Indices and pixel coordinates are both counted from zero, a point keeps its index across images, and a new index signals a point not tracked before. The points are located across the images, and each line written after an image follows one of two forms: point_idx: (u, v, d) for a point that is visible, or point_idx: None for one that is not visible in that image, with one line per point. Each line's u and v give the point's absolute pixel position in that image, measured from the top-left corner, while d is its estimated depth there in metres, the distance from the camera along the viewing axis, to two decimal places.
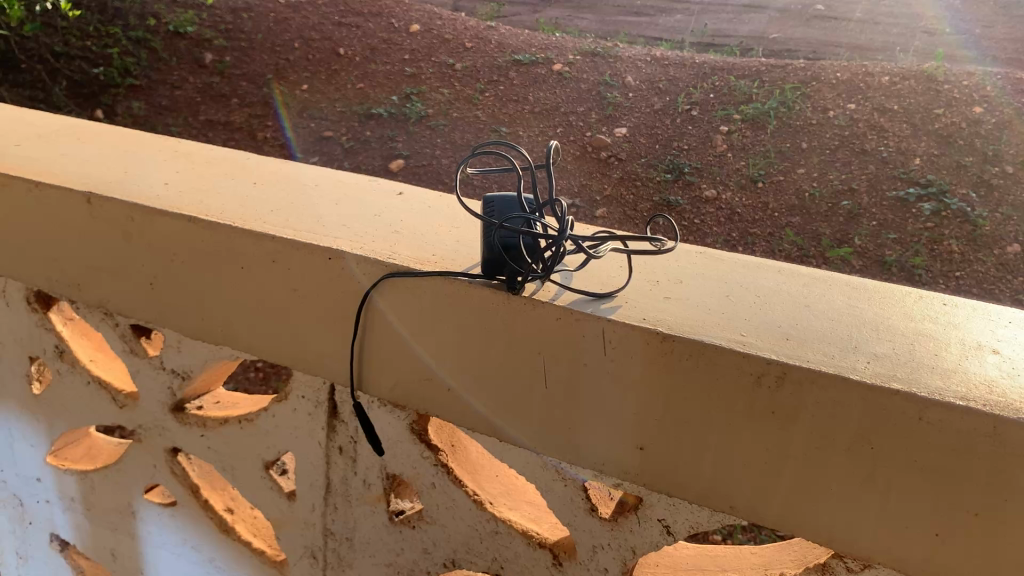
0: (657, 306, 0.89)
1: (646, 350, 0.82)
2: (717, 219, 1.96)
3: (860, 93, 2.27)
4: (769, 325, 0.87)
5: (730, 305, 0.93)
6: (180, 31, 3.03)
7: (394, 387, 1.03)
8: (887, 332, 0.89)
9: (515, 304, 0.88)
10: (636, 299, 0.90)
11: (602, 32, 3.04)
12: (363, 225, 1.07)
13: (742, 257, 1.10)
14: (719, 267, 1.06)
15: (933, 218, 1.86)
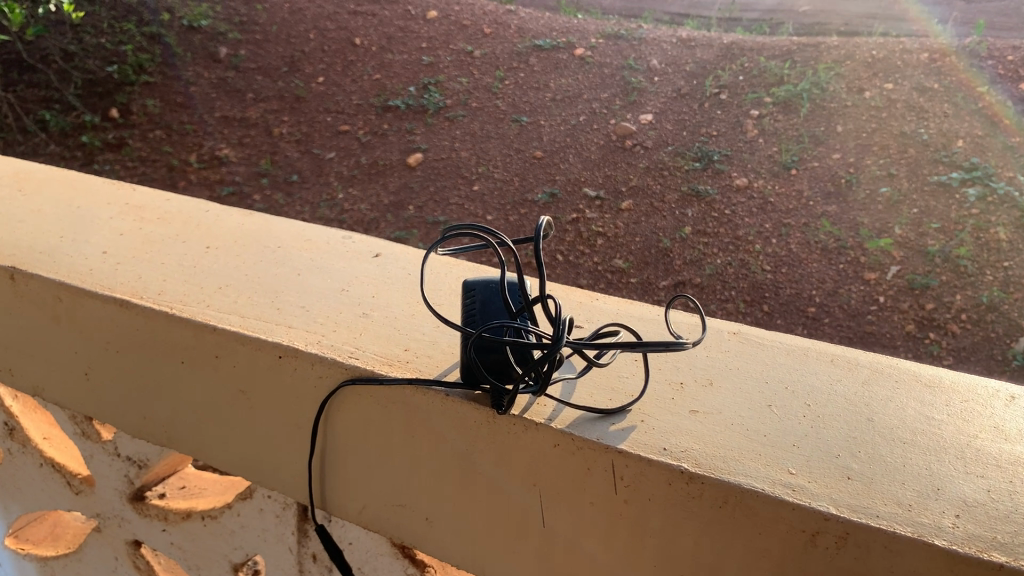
0: (694, 432, 1.24)
1: (672, 490, 1.16)
2: (748, 210, 1.88)
3: (897, 71, 2.16)
4: (820, 453, 1.21)
5: (780, 437, 1.24)
6: (194, 25, 2.96)
7: (367, 507, 1.51)
8: (934, 454, 1.23)
9: (497, 423, 1.27)
10: (667, 416, 1.29)
11: (626, 11, 2.93)
12: (350, 317, 1.56)
13: (783, 343, 1.50)
14: (761, 352, 1.46)
15: (978, 204, 1.75)
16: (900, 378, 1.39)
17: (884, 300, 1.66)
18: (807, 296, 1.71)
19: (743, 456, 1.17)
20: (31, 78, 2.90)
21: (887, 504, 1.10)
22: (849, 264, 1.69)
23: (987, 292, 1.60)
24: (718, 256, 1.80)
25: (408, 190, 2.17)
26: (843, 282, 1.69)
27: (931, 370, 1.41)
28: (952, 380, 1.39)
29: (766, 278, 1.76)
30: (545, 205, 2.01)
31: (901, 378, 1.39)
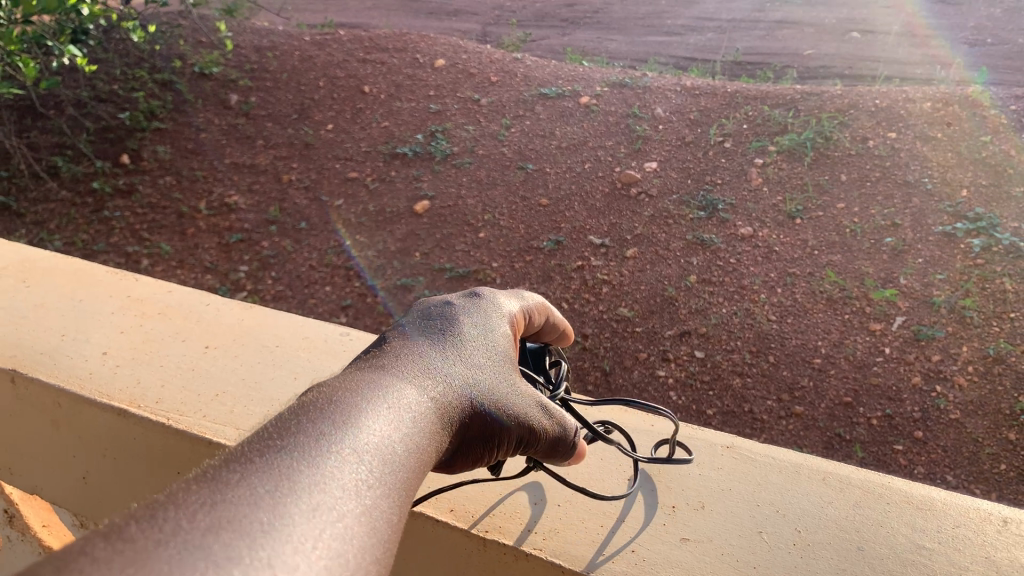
0: (678, 563, 0.85)
1: None
2: (754, 258, 1.89)
3: (900, 121, 2.17)
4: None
5: (773, 537, 0.89)
6: (206, 72, 3.03)
7: None
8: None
9: None
10: (647, 545, 0.86)
11: (630, 59, 2.92)
12: None
13: (779, 454, 1.03)
14: (750, 467, 1.00)
15: (983, 254, 1.79)
16: (896, 501, 0.94)
17: (890, 351, 1.64)
18: (813, 347, 1.68)
19: (728, 565, 0.85)
20: (41, 123, 2.91)
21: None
22: (854, 315, 1.73)
23: (993, 345, 1.61)
24: (722, 305, 1.80)
25: (414, 238, 2.15)
26: (847, 333, 1.70)
27: (931, 490, 0.96)
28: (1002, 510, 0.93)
29: (771, 328, 1.73)
30: (550, 252, 2.00)
31: (897, 497, 0.94)
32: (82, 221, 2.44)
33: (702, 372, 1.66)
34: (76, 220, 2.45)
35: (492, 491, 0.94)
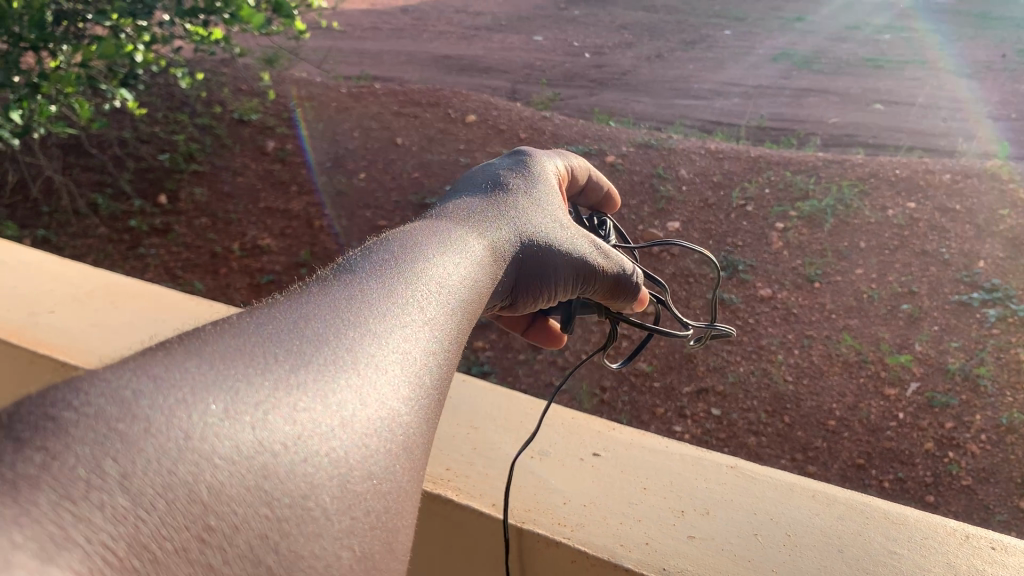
0: (685, 552, 1.05)
1: None
2: (772, 319, 1.95)
3: (920, 192, 2.20)
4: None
5: (765, 539, 1.09)
6: (244, 118, 3.18)
7: None
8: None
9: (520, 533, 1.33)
10: (661, 539, 1.07)
11: (656, 120, 2.97)
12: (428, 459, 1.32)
13: (779, 480, 1.23)
14: (751, 488, 1.21)
15: (999, 324, 1.80)
16: (872, 517, 1.13)
17: (903, 417, 1.68)
18: (827, 410, 1.73)
19: (727, 559, 1.05)
20: (86, 161, 3.04)
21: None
22: (869, 379, 1.77)
23: (1006, 414, 1.63)
24: (740, 364, 1.86)
25: None
26: (861, 397, 1.74)
27: (906, 510, 1.15)
28: (969, 528, 1.11)
29: (788, 389, 1.79)
30: None
31: (874, 517, 1.13)
32: (118, 257, 2.53)
33: (718, 429, 1.74)
34: (112, 256, 2.53)
35: (533, 495, 1.17)
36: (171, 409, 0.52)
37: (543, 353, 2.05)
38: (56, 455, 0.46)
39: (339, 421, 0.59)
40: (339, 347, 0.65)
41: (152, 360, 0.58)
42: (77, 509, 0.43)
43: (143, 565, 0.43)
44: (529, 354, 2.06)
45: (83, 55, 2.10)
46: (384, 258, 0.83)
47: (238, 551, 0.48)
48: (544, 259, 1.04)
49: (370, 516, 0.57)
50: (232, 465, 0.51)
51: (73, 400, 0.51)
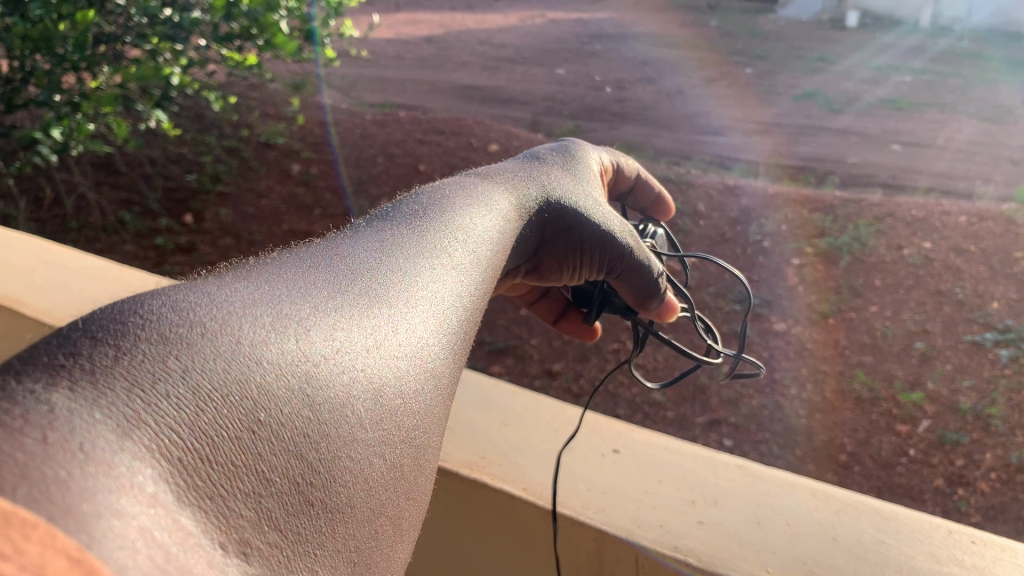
0: (693, 535, 1.14)
1: None
2: (787, 354, 1.97)
3: (935, 233, 2.22)
4: (791, 559, 1.11)
5: (766, 526, 1.16)
6: (271, 141, 3.27)
7: None
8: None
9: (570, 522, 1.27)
10: (672, 524, 1.16)
11: (675, 155, 2.98)
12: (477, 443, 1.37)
13: (779, 476, 1.29)
14: (755, 482, 1.26)
15: (1011, 365, 1.81)
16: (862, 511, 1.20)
17: (914, 453, 1.69)
18: (839, 445, 1.74)
19: (729, 543, 1.12)
20: (114, 180, 3.13)
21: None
22: (882, 416, 1.78)
23: (1017, 454, 1.65)
24: (754, 398, 1.89)
25: None
26: (873, 433, 1.76)
27: (896, 506, 1.22)
28: (954, 525, 1.18)
29: (800, 422, 1.81)
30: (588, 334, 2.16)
31: (867, 510, 1.20)
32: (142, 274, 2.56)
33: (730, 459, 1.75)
34: None
35: (556, 481, 1.25)
36: (226, 316, 0.55)
37: (558, 380, 2.08)
38: (123, 350, 0.48)
39: (384, 348, 0.61)
40: (383, 284, 0.68)
41: (204, 279, 0.61)
42: (142, 395, 0.45)
43: (197, 452, 0.45)
44: (544, 380, 2.09)
45: (122, 76, 2.18)
46: (422, 212, 0.85)
47: (283, 452, 0.50)
48: (602, 235, 1.01)
49: (406, 438, 0.59)
50: (280, 371, 0.53)
51: (134, 306, 0.53)
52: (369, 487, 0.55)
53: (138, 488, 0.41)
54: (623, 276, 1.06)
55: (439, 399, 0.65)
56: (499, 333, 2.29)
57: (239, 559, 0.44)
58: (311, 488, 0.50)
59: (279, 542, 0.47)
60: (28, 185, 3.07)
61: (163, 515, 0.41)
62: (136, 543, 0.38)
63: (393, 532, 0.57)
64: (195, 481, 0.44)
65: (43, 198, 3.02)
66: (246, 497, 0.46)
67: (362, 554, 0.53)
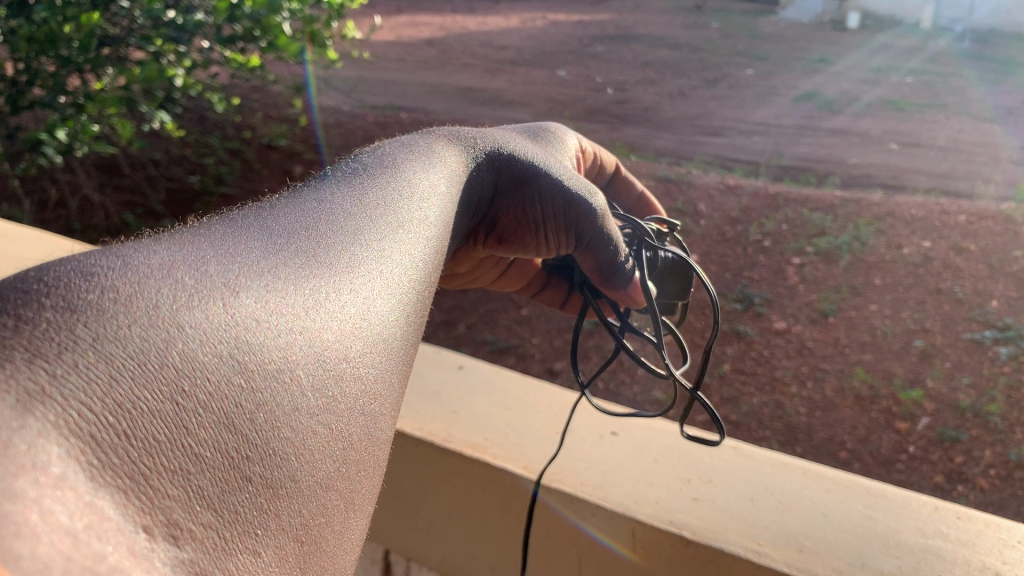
0: (690, 512, 1.30)
1: (674, 550, 1.25)
2: (787, 352, 2.03)
3: (937, 231, 2.04)
4: (785, 535, 1.26)
5: (758, 502, 1.34)
6: (273, 144, 3.36)
7: None
8: (895, 549, 1.25)
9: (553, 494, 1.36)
10: (671, 500, 1.33)
11: (677, 155, 3.00)
12: (482, 423, 1.57)
13: (772, 457, 1.48)
14: (750, 465, 1.45)
15: (1009, 363, 1.82)
16: (856, 490, 1.38)
17: (913, 450, 1.79)
18: (839, 442, 1.86)
19: (720, 515, 1.30)
20: (116, 180, 3.26)
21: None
22: (881, 413, 1.85)
23: (1016, 450, 1.71)
24: (754, 396, 1.99)
25: (461, 310, 2.45)
26: (874, 429, 1.84)
27: (886, 486, 1.39)
28: (941, 503, 1.34)
29: (801, 420, 1.92)
30: (589, 331, 2.20)
31: (856, 490, 1.38)
32: None
33: None
34: None
35: (559, 461, 1.44)
36: (142, 282, 0.58)
37: (560, 378, 2.11)
38: (25, 320, 0.50)
39: (317, 315, 0.66)
40: (315, 248, 0.72)
41: (127, 243, 0.64)
42: (50, 368, 0.48)
43: (114, 431, 0.49)
44: (546, 378, 2.12)
45: (126, 78, 2.20)
46: (347, 180, 0.89)
47: (212, 425, 0.54)
48: (558, 189, 1.18)
49: (344, 404, 0.65)
50: (204, 338, 0.57)
51: (45, 272, 0.56)
52: (308, 455, 0.60)
53: (42, 469, 0.43)
54: (584, 233, 1.22)
55: (380, 363, 0.71)
56: (501, 332, 2.31)
57: (167, 541, 0.48)
58: (243, 461, 0.55)
59: (212, 522, 0.51)
60: (32, 187, 3.15)
61: (71, 498, 0.43)
62: (39, 526, 0.41)
63: (341, 504, 0.63)
64: (113, 460, 0.48)
65: (49, 199, 3.11)
66: (170, 477, 0.50)
67: (307, 527, 0.59)
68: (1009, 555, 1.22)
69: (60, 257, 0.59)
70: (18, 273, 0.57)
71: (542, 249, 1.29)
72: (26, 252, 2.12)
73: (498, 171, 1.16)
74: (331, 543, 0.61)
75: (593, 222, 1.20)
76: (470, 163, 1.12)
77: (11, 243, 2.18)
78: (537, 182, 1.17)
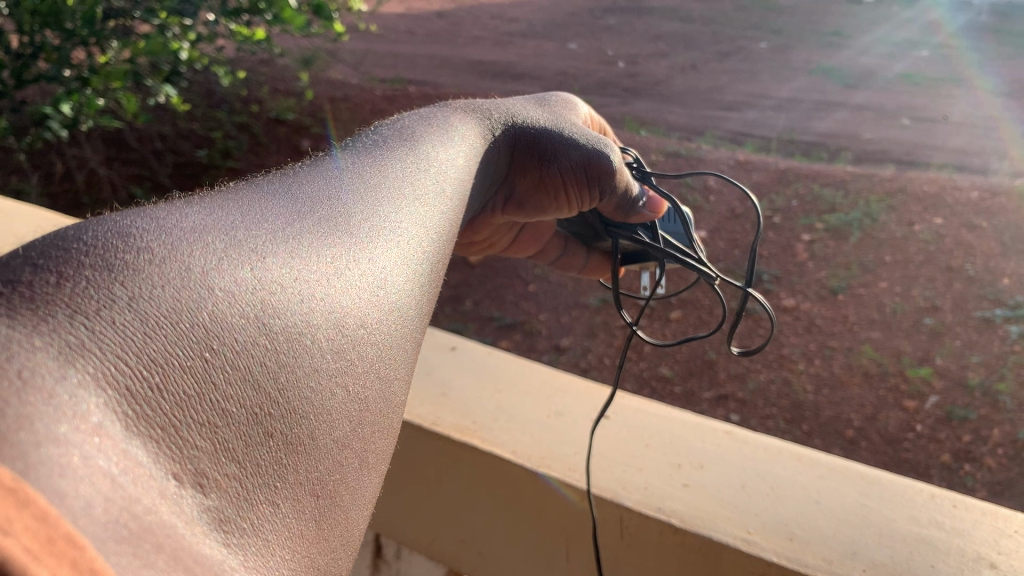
0: (678, 497, 1.30)
1: (660, 536, 1.25)
2: (795, 329, 2.01)
3: (947, 207, 2.10)
4: (776, 524, 1.25)
5: (750, 489, 1.33)
6: (281, 117, 3.37)
7: None
8: (887, 538, 1.24)
9: (541, 479, 1.36)
10: (660, 486, 1.33)
11: (687, 129, 2.84)
12: (473, 408, 1.57)
13: (766, 441, 1.47)
14: (743, 447, 1.45)
15: (1020, 341, 1.80)
16: (850, 476, 1.37)
17: (921, 429, 1.74)
18: (846, 420, 1.81)
19: (712, 500, 1.30)
20: (125, 154, 3.26)
21: (828, 566, 1.17)
22: (889, 392, 1.81)
23: None
24: (762, 372, 1.95)
25: (468, 287, 2.45)
26: (881, 408, 1.80)
27: (882, 472, 1.38)
28: (937, 490, 1.34)
29: (807, 398, 1.87)
30: (596, 308, 2.19)
31: (852, 476, 1.37)
32: None
33: None
34: None
35: (548, 446, 1.44)
36: (175, 249, 0.57)
37: (566, 356, 2.11)
38: (69, 278, 0.49)
39: (338, 285, 0.65)
40: (336, 217, 0.71)
41: (154, 209, 0.63)
42: (90, 324, 0.47)
43: (149, 383, 0.47)
44: (552, 356, 2.12)
45: (131, 51, 2.19)
46: (364, 154, 0.87)
47: (238, 383, 0.53)
48: (585, 157, 1.20)
49: (360, 368, 0.64)
50: (234, 302, 0.56)
51: (84, 232, 0.55)
52: (327, 415, 0.59)
53: (82, 417, 0.42)
54: (602, 187, 1.23)
55: (396, 330, 0.69)
56: (508, 309, 2.31)
57: (195, 488, 0.47)
58: (266, 417, 0.54)
59: (237, 474, 0.50)
60: (39, 161, 3.14)
61: (109, 446, 0.43)
62: (79, 470, 0.40)
63: (358, 464, 0.62)
64: (146, 410, 0.46)
65: (56, 173, 3.10)
66: (199, 428, 0.49)
67: (322, 482, 0.57)
68: (1004, 545, 1.21)
69: (89, 219, 0.58)
70: (54, 231, 0.57)
71: (561, 208, 1.29)
72: (28, 227, 2.12)
73: (514, 139, 1.18)
74: (346, 499, 0.60)
75: (613, 171, 1.21)
76: (485, 137, 1.11)
77: (11, 219, 2.18)
78: (556, 152, 1.19)
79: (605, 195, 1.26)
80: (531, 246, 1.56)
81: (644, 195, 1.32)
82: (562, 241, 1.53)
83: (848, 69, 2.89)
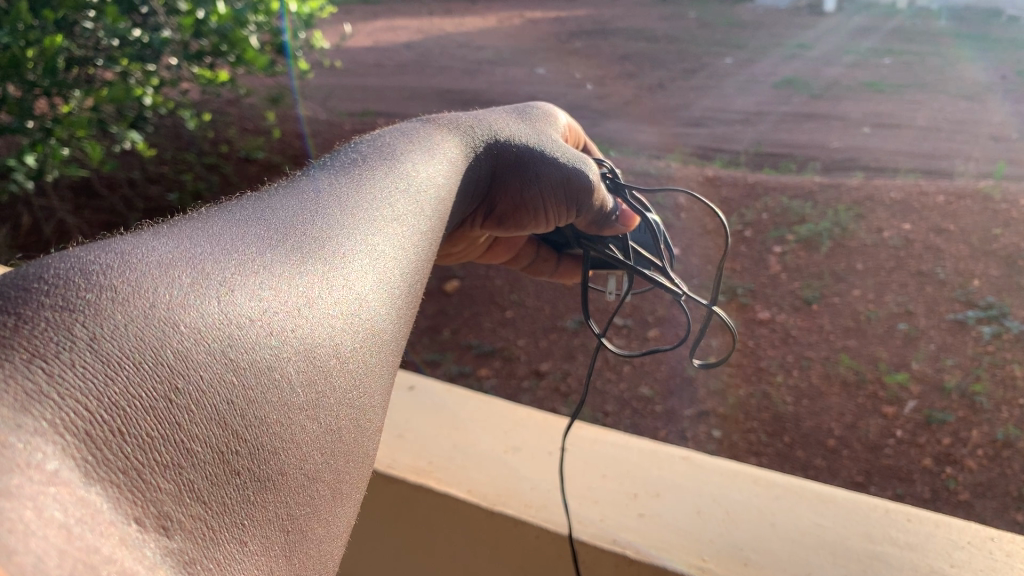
0: (635, 529, 1.30)
1: (617, 569, 1.25)
2: (771, 341, 2.02)
3: (915, 213, 2.12)
4: (731, 548, 1.26)
5: (706, 515, 1.34)
6: (250, 157, 3.36)
7: None
8: (841, 557, 1.24)
9: (499, 518, 1.35)
10: (616, 518, 1.34)
11: (656, 147, 2.83)
12: (432, 450, 1.57)
13: (720, 465, 1.49)
14: (698, 472, 1.47)
15: (993, 341, 1.80)
16: (803, 495, 1.38)
17: (901, 434, 1.73)
18: (827, 429, 1.80)
19: (668, 529, 1.30)
20: (94, 201, 3.22)
21: None
22: (868, 399, 1.82)
23: (1003, 429, 1.66)
24: (741, 386, 1.96)
25: (444, 316, 2.44)
26: (862, 416, 1.80)
27: (836, 490, 1.39)
28: (890, 504, 1.35)
29: (788, 410, 1.86)
30: (574, 331, 2.19)
31: (808, 496, 1.38)
32: None
33: (718, 451, 1.84)
34: None
35: (505, 484, 1.44)
36: (138, 279, 0.52)
37: (546, 380, 2.10)
38: (25, 320, 0.45)
39: (312, 312, 0.60)
40: (311, 239, 0.66)
41: (116, 238, 0.58)
42: (48, 368, 0.43)
43: (108, 427, 0.44)
44: (532, 381, 2.12)
45: (94, 98, 2.18)
46: (340, 172, 0.82)
47: (204, 422, 0.49)
48: (562, 171, 1.16)
49: (338, 399, 0.59)
50: (201, 337, 0.51)
51: (46, 269, 0.51)
52: (299, 449, 0.54)
53: (36, 466, 0.38)
54: (580, 203, 1.21)
55: (374, 355, 0.65)
56: (486, 336, 2.31)
57: (157, 532, 0.43)
58: (233, 455, 0.50)
59: (201, 514, 0.46)
60: (5, 214, 3.03)
61: (66, 495, 0.39)
62: (34, 522, 0.36)
63: (331, 496, 0.57)
64: (106, 455, 0.43)
65: (21, 225, 3.02)
66: (162, 470, 0.45)
67: (292, 520, 0.53)
68: (958, 556, 1.22)
69: (45, 258, 0.53)
70: (12, 271, 0.52)
71: (539, 225, 1.25)
72: None
73: (497, 158, 1.13)
74: (318, 531, 0.55)
75: (590, 188, 1.19)
76: (468, 153, 1.06)
77: None
78: (535, 166, 1.14)
79: (580, 212, 1.24)
80: (502, 254, 1.48)
81: (617, 209, 1.30)
82: (534, 250, 1.46)
83: (811, 81, 2.93)
